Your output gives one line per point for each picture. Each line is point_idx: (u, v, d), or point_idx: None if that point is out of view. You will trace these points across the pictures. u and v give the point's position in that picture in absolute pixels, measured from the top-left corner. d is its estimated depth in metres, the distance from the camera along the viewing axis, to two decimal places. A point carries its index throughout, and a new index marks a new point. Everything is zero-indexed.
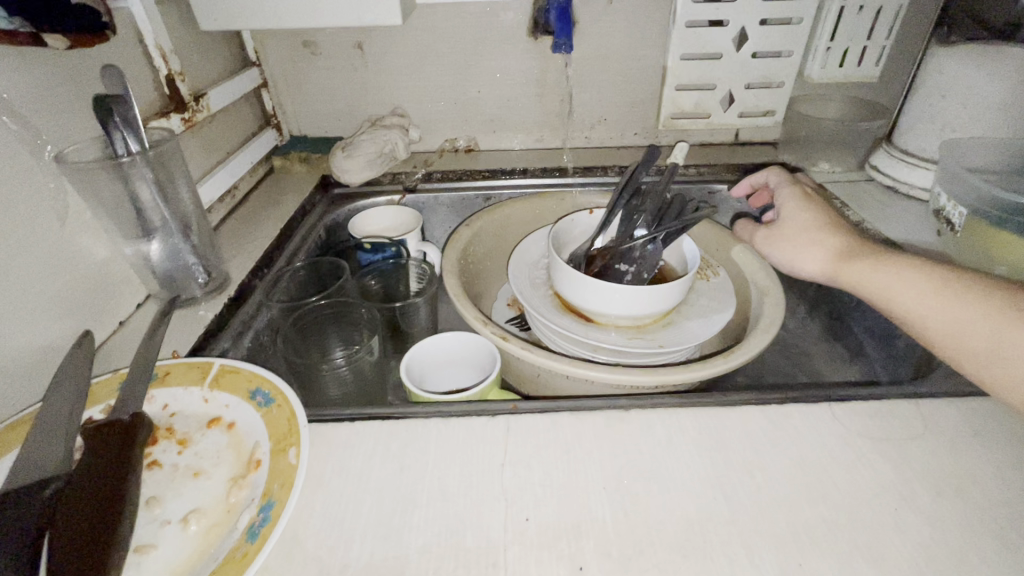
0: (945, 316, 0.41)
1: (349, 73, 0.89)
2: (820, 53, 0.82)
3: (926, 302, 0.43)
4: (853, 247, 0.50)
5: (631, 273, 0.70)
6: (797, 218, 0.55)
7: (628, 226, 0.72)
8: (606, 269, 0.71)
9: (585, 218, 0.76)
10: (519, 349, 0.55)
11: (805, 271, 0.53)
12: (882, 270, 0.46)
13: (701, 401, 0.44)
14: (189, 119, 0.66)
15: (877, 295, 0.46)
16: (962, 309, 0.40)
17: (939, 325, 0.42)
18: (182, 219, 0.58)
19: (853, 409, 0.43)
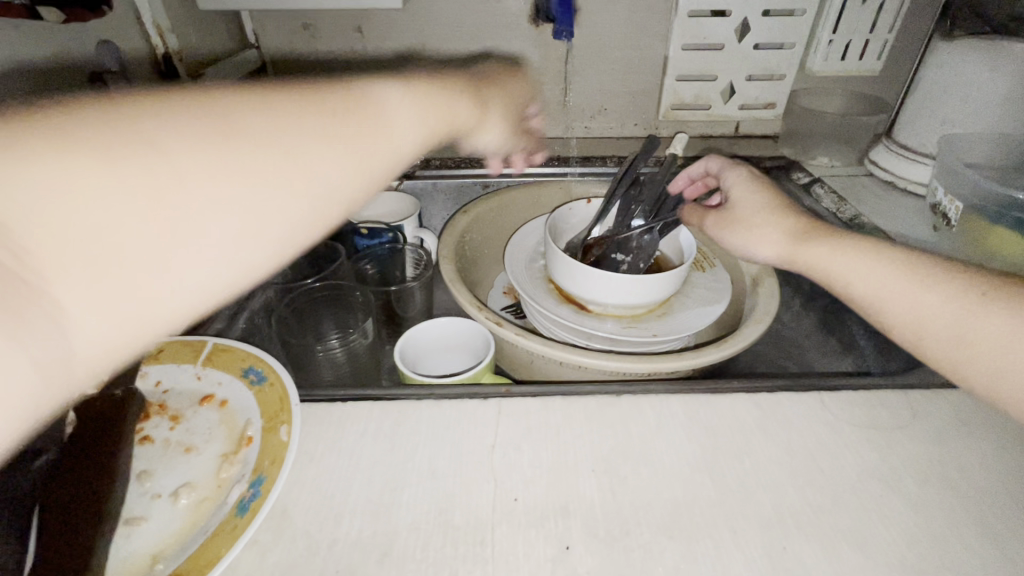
0: (905, 301, 0.40)
1: (349, 57, 0.89)
2: (823, 45, 0.81)
3: (889, 290, 0.41)
4: (809, 230, 0.48)
5: (627, 263, 0.70)
6: (750, 200, 0.53)
7: (626, 216, 0.72)
8: (603, 259, 0.71)
9: (583, 207, 0.76)
10: (514, 333, 0.55)
11: (763, 253, 0.50)
12: (841, 251, 0.44)
13: (692, 388, 0.44)
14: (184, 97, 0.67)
15: (834, 279, 0.45)
16: (922, 295, 0.40)
17: (900, 310, 0.41)
18: None
19: (843, 398, 0.43)
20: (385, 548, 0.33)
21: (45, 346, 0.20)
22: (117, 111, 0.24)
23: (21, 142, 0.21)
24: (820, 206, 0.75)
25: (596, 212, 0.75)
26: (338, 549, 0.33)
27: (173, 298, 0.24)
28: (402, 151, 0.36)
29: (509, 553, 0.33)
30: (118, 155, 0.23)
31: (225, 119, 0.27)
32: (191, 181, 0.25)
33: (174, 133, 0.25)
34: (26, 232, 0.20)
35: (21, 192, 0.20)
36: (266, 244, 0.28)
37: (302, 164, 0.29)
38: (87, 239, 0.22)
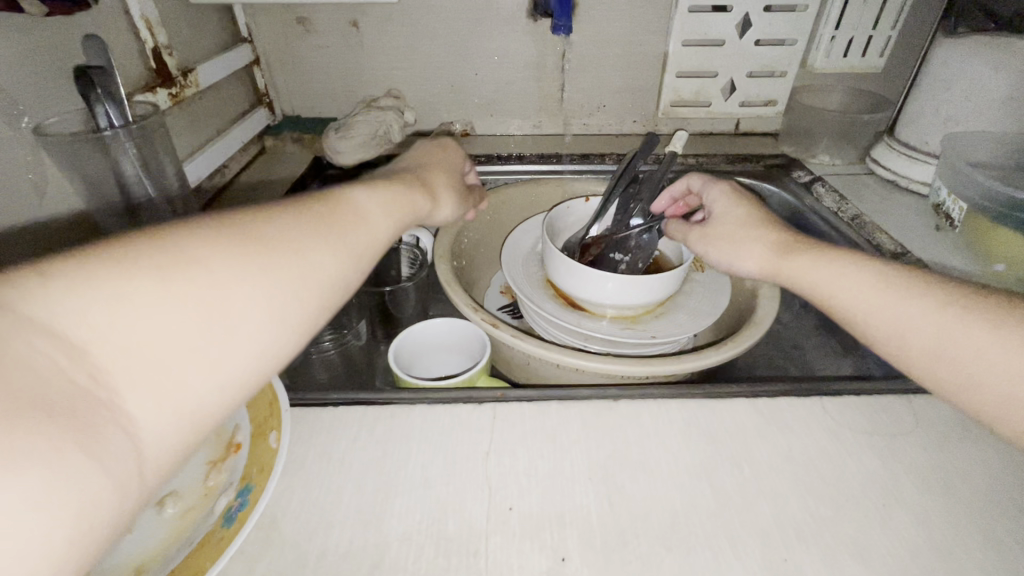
0: (884, 314, 0.40)
1: (344, 52, 0.87)
2: (824, 42, 0.80)
3: (870, 301, 0.41)
4: (789, 244, 0.48)
5: (625, 262, 0.70)
6: (730, 217, 0.54)
7: (624, 214, 0.72)
8: (601, 259, 0.70)
9: (581, 205, 0.75)
10: (509, 336, 0.54)
11: (745, 270, 0.51)
12: (823, 264, 0.44)
13: (690, 392, 0.43)
14: (175, 95, 0.64)
15: (817, 292, 0.44)
16: (902, 307, 0.39)
17: (880, 323, 0.40)
18: (167, 196, 0.57)
19: (844, 403, 0.42)
20: (376, 560, 0.32)
21: (120, 453, 0.23)
22: (155, 240, 0.28)
23: (85, 283, 0.25)
24: (821, 206, 0.74)
25: (594, 210, 0.74)
26: (328, 561, 0.32)
27: (217, 392, 0.28)
28: (386, 238, 0.40)
29: (503, 564, 0.32)
30: (163, 277, 0.27)
31: (240, 234, 0.31)
32: (222, 288, 0.29)
33: (203, 249, 0.29)
34: (98, 351, 0.24)
35: (90, 319, 0.24)
36: (293, 329, 0.32)
37: (310, 257, 0.33)
38: (146, 350, 0.25)
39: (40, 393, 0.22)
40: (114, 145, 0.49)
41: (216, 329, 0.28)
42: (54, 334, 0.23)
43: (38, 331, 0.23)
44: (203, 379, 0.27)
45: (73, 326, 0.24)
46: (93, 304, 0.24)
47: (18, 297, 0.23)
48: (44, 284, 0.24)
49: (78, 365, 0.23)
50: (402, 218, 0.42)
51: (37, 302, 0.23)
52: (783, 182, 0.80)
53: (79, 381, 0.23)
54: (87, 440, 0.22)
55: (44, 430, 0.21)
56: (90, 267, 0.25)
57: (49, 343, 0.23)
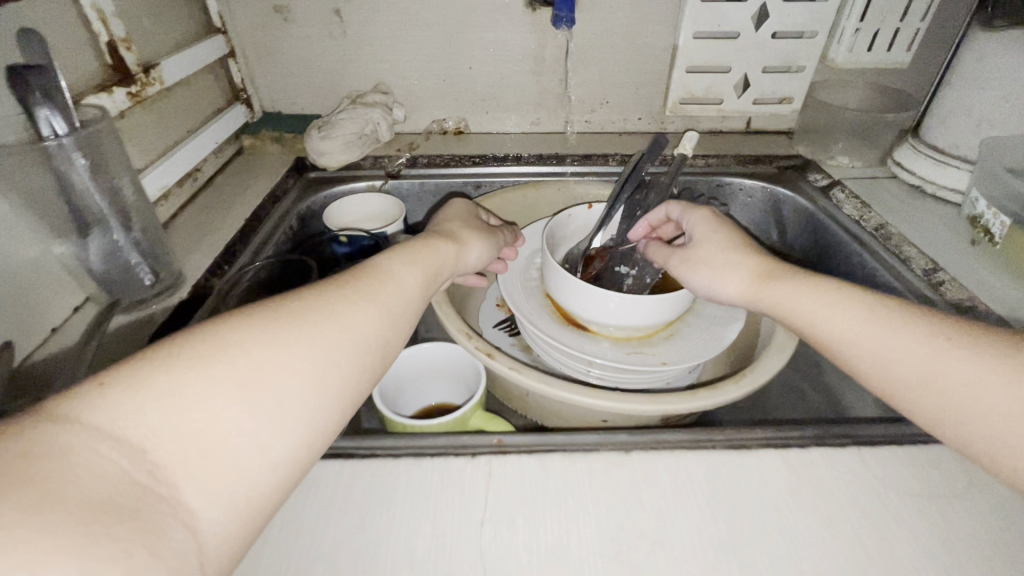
0: (869, 347, 0.38)
1: (327, 44, 0.80)
2: (848, 35, 0.73)
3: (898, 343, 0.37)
4: (773, 271, 0.45)
5: (632, 276, 0.65)
6: (710, 238, 0.49)
7: (630, 223, 0.67)
8: (605, 272, 0.65)
9: (584, 213, 0.69)
10: (508, 367, 0.49)
11: (724, 295, 0.47)
12: (805, 297, 0.42)
13: (711, 443, 0.39)
14: (136, 94, 0.58)
15: (805, 320, 0.42)
16: (891, 340, 0.37)
17: (864, 354, 0.38)
18: (124, 211, 0.51)
19: (882, 455, 0.39)
20: None
21: (181, 548, 0.23)
22: (199, 337, 0.29)
23: (139, 384, 0.25)
24: (840, 213, 0.69)
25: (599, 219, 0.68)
26: None
27: (267, 472, 0.28)
28: (403, 301, 0.41)
29: None
30: (211, 368, 0.27)
31: (275, 318, 0.32)
32: (265, 370, 0.29)
33: (243, 334, 0.30)
34: (157, 448, 0.24)
35: (146, 417, 0.25)
36: (334, 397, 0.32)
37: (338, 329, 0.34)
38: (203, 439, 0.26)
39: (107, 496, 0.22)
40: (59, 156, 0.44)
41: (262, 409, 0.28)
42: (117, 439, 0.23)
43: (100, 437, 0.23)
44: (254, 461, 0.27)
45: (131, 428, 0.24)
46: (152, 404, 0.25)
47: (79, 409, 0.24)
48: (103, 393, 0.25)
49: (139, 463, 0.23)
50: (418, 280, 0.44)
51: (95, 409, 0.24)
52: (799, 186, 0.75)
53: (142, 480, 0.23)
54: (151, 538, 0.22)
55: (113, 533, 0.21)
56: (141, 368, 0.26)
57: (110, 447, 0.23)
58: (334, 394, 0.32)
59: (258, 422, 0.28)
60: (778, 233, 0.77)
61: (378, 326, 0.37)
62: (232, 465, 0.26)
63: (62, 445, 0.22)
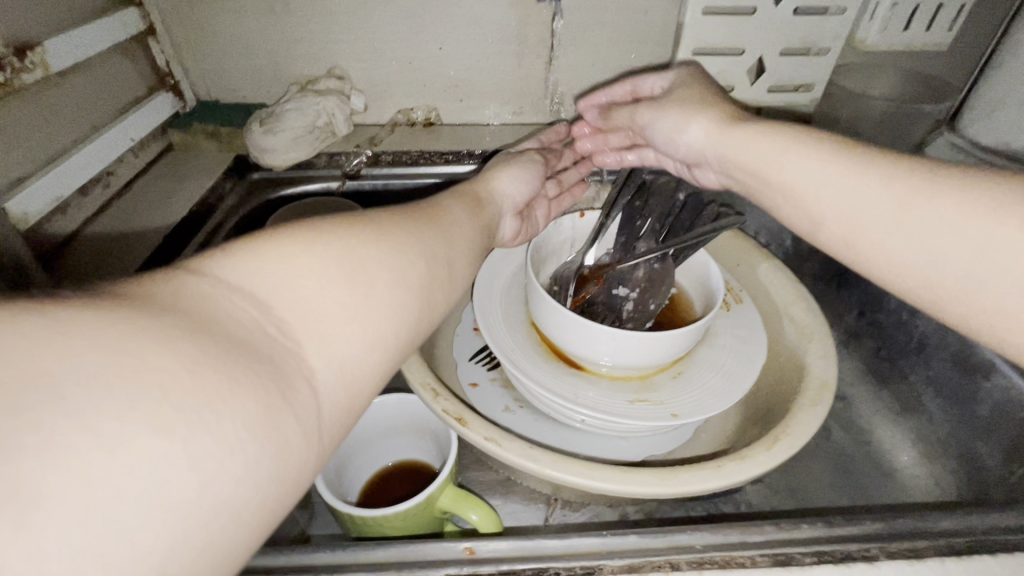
0: (839, 193, 0.34)
1: (269, 19, 0.67)
2: (881, 10, 0.63)
3: (897, 232, 0.32)
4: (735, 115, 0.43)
5: (633, 299, 0.54)
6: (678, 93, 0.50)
7: (631, 237, 0.56)
8: (600, 296, 0.54)
9: (575, 222, 0.58)
10: (482, 438, 0.39)
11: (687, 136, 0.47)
12: (772, 138, 0.39)
13: (751, 557, 0.31)
14: (3, 83, 0.46)
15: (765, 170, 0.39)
16: (861, 182, 0.34)
17: (828, 203, 0.35)
18: None
19: (974, 566, 0.30)
20: None
21: (307, 406, 0.22)
22: (312, 220, 0.28)
23: (264, 247, 0.25)
24: None
25: (591, 232, 0.58)
26: None
27: (375, 351, 0.26)
28: (470, 226, 0.39)
29: None
30: (322, 242, 0.26)
31: (369, 214, 0.31)
32: (376, 250, 0.28)
33: (350, 221, 0.29)
34: (280, 306, 0.23)
35: (269, 278, 0.24)
36: (430, 295, 0.30)
37: (426, 232, 0.32)
38: (319, 302, 0.24)
39: (240, 338, 0.21)
40: None
41: (368, 289, 0.26)
42: (246, 293, 0.23)
43: (231, 289, 0.23)
44: (363, 338, 0.25)
45: (259, 284, 0.23)
46: (271, 266, 0.24)
47: (209, 268, 0.23)
48: (227, 258, 0.24)
49: (267, 316, 0.23)
50: (477, 214, 0.42)
51: (223, 267, 0.24)
52: None
53: (269, 332, 0.22)
54: (278, 386, 0.21)
55: (246, 372, 0.20)
56: (266, 238, 0.26)
57: (242, 299, 0.23)
58: (432, 295, 0.30)
59: (366, 302, 0.26)
60: (794, 238, 0.66)
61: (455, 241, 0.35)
62: (348, 336, 0.25)
63: (199, 293, 0.22)
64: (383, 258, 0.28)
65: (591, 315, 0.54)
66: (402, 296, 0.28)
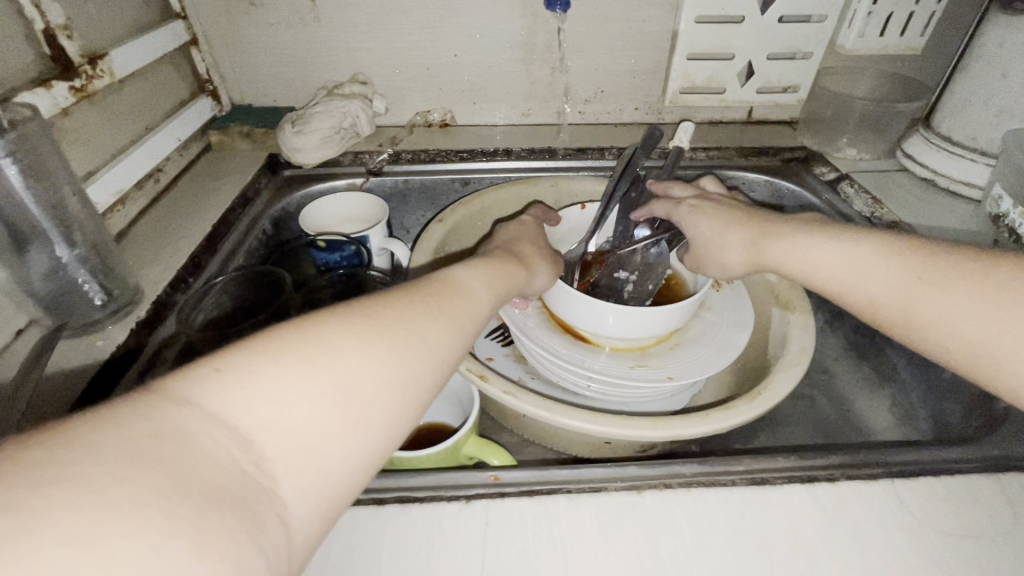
0: (856, 285, 0.40)
1: (299, 30, 0.74)
2: (859, 18, 0.69)
3: (899, 290, 0.38)
4: (765, 236, 0.48)
5: (633, 281, 0.60)
6: (702, 223, 0.52)
7: (627, 225, 0.62)
8: (603, 279, 0.61)
9: (575, 213, 0.65)
10: (502, 392, 0.45)
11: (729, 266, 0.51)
12: (804, 240, 0.45)
13: (732, 479, 0.36)
14: (81, 88, 0.53)
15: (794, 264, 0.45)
16: (874, 264, 0.40)
17: (851, 293, 0.41)
18: (55, 202, 0.45)
19: (921, 489, 0.36)
20: None
21: (280, 545, 0.20)
22: (307, 324, 0.26)
23: (252, 364, 0.23)
24: (852, 209, 0.65)
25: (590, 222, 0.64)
26: None
27: (356, 476, 0.24)
28: (485, 306, 0.37)
29: None
30: (318, 362, 0.24)
31: (366, 309, 0.29)
32: (366, 365, 0.26)
33: (345, 325, 0.27)
34: (264, 444, 0.21)
35: (255, 408, 0.22)
36: (422, 404, 0.28)
37: (426, 328, 0.30)
38: (300, 430, 0.22)
39: (217, 481, 0.19)
40: None
41: (361, 412, 0.25)
42: (230, 425, 0.21)
43: (213, 422, 0.21)
44: (350, 471, 0.24)
45: (243, 417, 0.21)
46: (251, 391, 0.22)
47: (192, 386, 0.21)
48: (215, 373, 0.22)
49: (246, 449, 0.21)
50: (496, 284, 0.40)
51: (206, 388, 0.21)
52: (804, 180, 0.71)
53: (245, 468, 0.20)
54: (253, 529, 0.19)
55: (223, 522, 0.19)
56: (251, 351, 0.23)
57: (225, 435, 0.21)
58: (424, 402, 0.28)
59: (355, 430, 0.24)
60: None
61: (461, 328, 0.33)
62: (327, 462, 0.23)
63: (179, 426, 0.20)
64: (375, 370, 0.26)
65: (597, 294, 0.60)
66: (390, 413, 0.26)
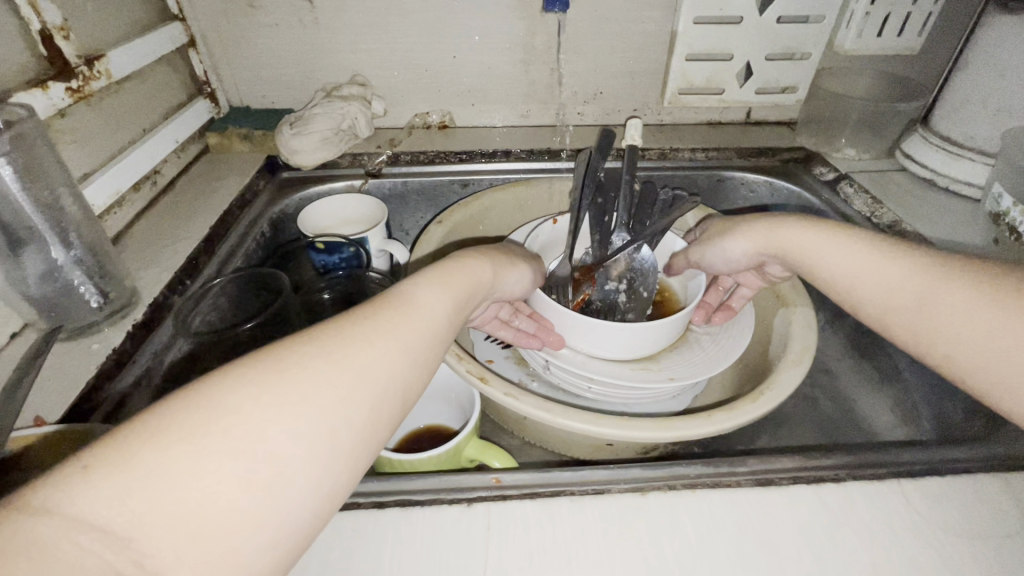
0: (872, 278, 0.41)
1: (298, 32, 0.74)
2: (857, 18, 0.70)
3: (914, 291, 0.38)
4: (779, 221, 0.48)
5: (625, 292, 0.60)
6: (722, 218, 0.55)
7: (604, 232, 0.60)
8: (597, 295, 0.60)
9: (549, 228, 0.62)
10: (503, 393, 0.44)
11: (738, 252, 0.50)
12: (817, 233, 0.45)
13: (738, 480, 0.36)
14: (76, 90, 0.52)
15: (809, 260, 0.45)
16: (886, 261, 0.40)
17: (867, 287, 0.41)
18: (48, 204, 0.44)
19: (927, 488, 0.36)
20: None
21: None
22: (197, 394, 0.24)
23: (127, 451, 0.21)
24: (852, 208, 0.65)
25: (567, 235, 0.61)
26: None
27: (270, 547, 0.23)
28: (435, 323, 0.34)
29: None
30: (207, 432, 0.23)
31: (273, 360, 0.26)
32: (270, 429, 0.24)
33: (243, 385, 0.25)
34: (144, 536, 0.20)
35: (131, 499, 0.20)
36: (348, 453, 0.27)
37: (350, 370, 0.28)
38: (189, 516, 0.21)
39: None
40: None
41: (264, 475, 0.23)
42: (99, 527, 0.19)
43: (79, 527, 0.19)
44: (260, 539, 0.23)
45: (117, 513, 0.20)
46: (128, 484, 0.20)
47: (55, 492, 0.20)
48: (83, 470, 0.20)
49: (122, 550, 0.19)
50: (454, 295, 0.37)
51: (75, 488, 0.20)
52: (803, 180, 0.71)
53: (123, 570, 0.19)
54: None
55: None
56: (128, 434, 0.22)
57: (92, 538, 0.19)
58: (352, 449, 0.27)
59: (259, 496, 0.23)
60: None
61: (399, 356, 0.30)
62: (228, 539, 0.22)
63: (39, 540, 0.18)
64: (279, 432, 0.24)
65: (594, 312, 0.59)
66: (302, 473, 0.24)
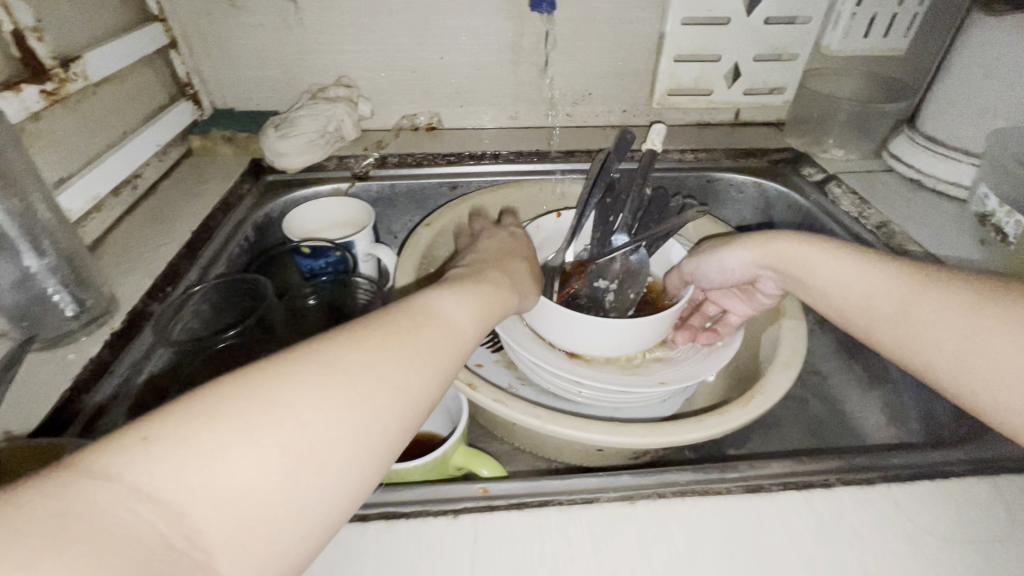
0: (859, 283, 0.41)
1: (282, 33, 0.73)
2: (843, 19, 0.70)
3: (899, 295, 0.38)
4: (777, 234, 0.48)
5: (613, 290, 0.59)
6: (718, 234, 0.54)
7: (605, 231, 0.61)
8: (583, 289, 0.59)
9: (552, 223, 0.62)
10: (491, 400, 0.44)
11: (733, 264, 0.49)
12: (808, 243, 0.45)
13: (727, 486, 0.36)
14: (52, 92, 0.51)
15: (798, 269, 0.45)
16: (872, 268, 0.41)
17: (855, 292, 0.41)
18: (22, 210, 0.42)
19: (916, 492, 0.36)
20: None
21: None
22: (252, 376, 0.24)
23: (185, 426, 0.21)
24: (840, 209, 0.65)
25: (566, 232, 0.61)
26: None
27: (308, 540, 0.23)
28: (468, 331, 0.34)
29: None
30: (260, 416, 0.22)
31: (323, 351, 0.26)
32: (319, 419, 0.24)
33: (296, 374, 0.25)
34: (196, 512, 0.20)
35: (186, 475, 0.20)
36: (386, 452, 0.26)
37: (394, 369, 0.28)
38: (238, 499, 0.21)
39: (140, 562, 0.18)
40: None
41: (310, 465, 0.23)
42: (155, 498, 0.19)
43: (137, 495, 0.19)
44: (298, 529, 0.22)
45: (172, 487, 0.20)
46: (184, 459, 0.20)
47: (115, 458, 0.19)
48: (142, 441, 0.20)
49: (175, 523, 0.19)
50: (481, 304, 0.37)
51: (136, 456, 0.20)
52: (792, 181, 0.71)
53: (174, 543, 0.19)
54: None
55: None
56: (185, 411, 0.21)
57: (148, 508, 0.19)
58: (389, 450, 0.26)
59: (303, 486, 0.23)
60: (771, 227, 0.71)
61: (439, 362, 0.30)
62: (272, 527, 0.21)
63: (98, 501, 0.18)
64: (326, 424, 0.24)
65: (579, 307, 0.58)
66: (345, 468, 0.24)
